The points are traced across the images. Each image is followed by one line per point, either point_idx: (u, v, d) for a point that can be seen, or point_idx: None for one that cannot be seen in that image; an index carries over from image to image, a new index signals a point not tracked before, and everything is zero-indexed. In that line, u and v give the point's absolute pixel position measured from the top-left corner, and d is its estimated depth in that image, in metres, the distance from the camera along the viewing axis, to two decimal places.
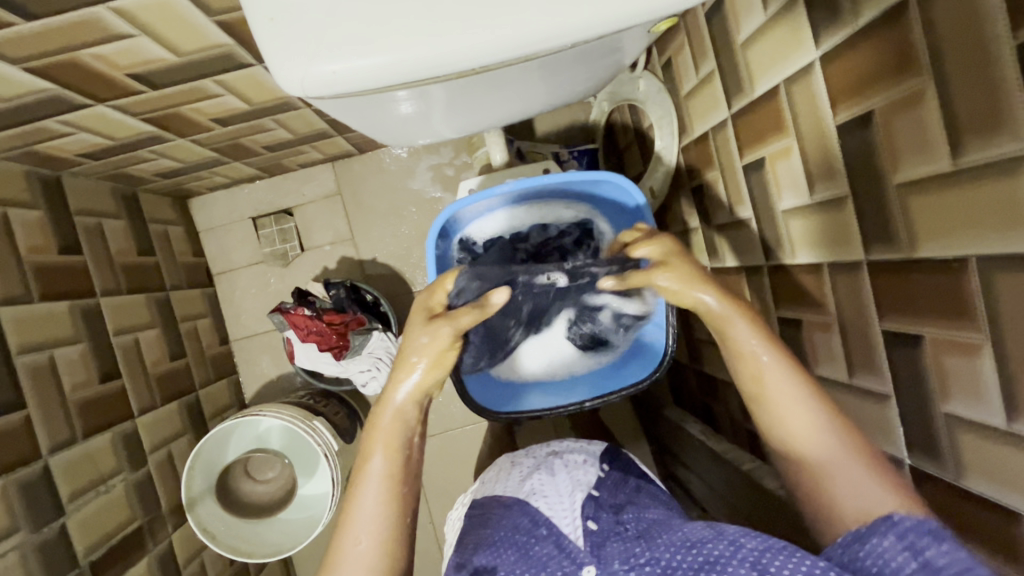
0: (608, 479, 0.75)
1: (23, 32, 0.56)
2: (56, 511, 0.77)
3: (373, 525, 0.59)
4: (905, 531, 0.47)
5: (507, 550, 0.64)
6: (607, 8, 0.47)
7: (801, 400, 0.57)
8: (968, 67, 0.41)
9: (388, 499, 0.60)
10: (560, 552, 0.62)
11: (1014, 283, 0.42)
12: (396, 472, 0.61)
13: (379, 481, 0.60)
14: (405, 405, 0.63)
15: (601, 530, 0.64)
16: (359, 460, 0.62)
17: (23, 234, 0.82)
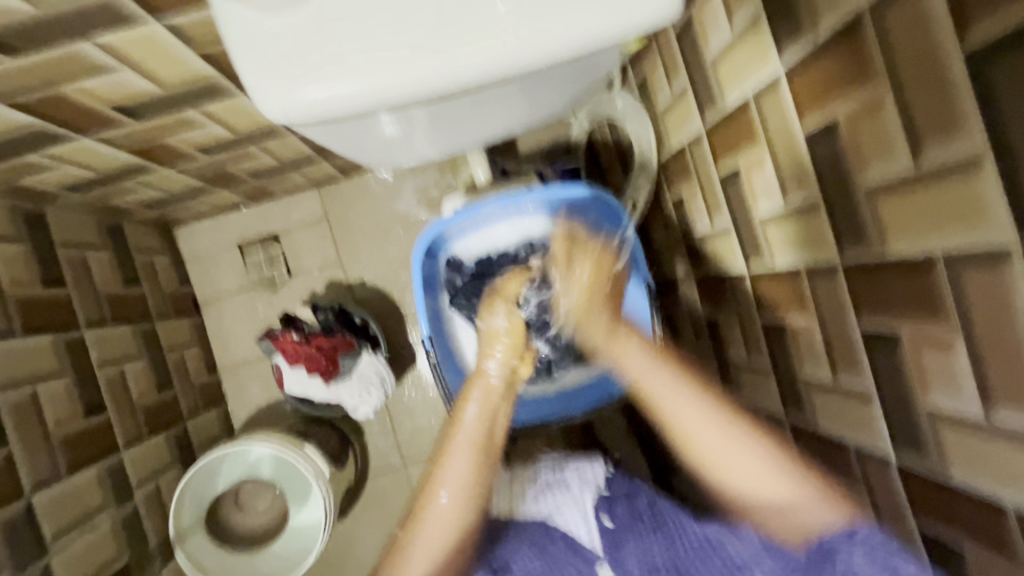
0: (617, 477, 0.76)
1: (6, 68, 0.56)
2: (40, 551, 0.75)
3: (460, 486, 0.63)
4: (872, 546, 0.49)
5: (526, 552, 0.66)
6: (579, 30, 0.49)
7: (713, 423, 0.60)
8: (922, 73, 0.43)
9: (475, 462, 0.64)
10: (578, 555, 0.66)
11: (979, 278, 0.43)
12: (484, 437, 0.66)
13: (471, 442, 0.65)
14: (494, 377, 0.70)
15: (617, 526, 0.68)
16: (450, 422, 0.67)
17: (5, 268, 0.82)
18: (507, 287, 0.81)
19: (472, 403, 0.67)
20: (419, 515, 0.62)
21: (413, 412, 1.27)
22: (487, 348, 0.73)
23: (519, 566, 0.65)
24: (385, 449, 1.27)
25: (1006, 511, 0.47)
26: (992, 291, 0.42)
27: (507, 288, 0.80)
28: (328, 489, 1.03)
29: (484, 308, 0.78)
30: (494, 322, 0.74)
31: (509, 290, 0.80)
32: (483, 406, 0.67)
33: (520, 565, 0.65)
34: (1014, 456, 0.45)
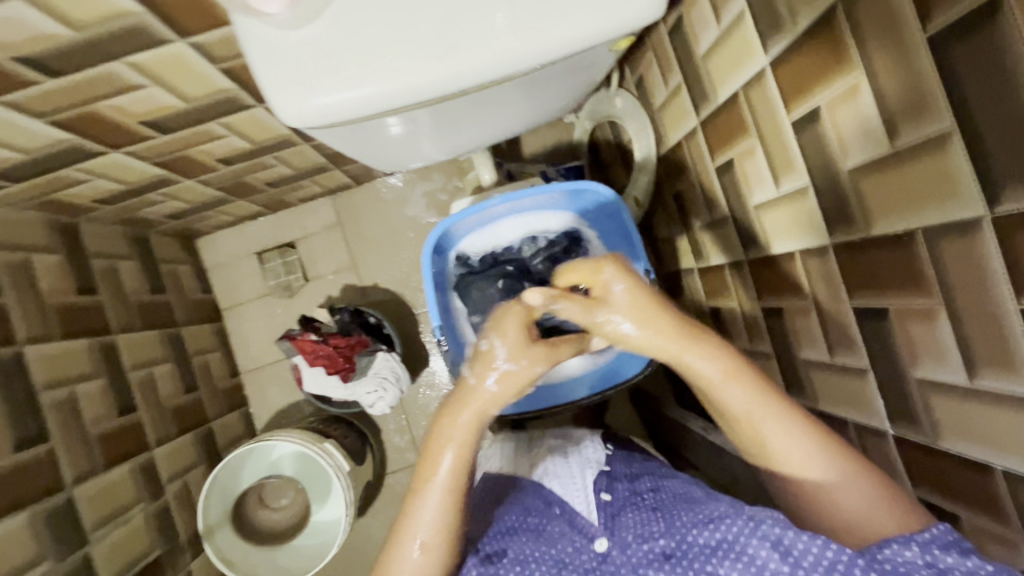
0: (617, 455, 0.77)
1: (47, 88, 0.62)
2: (80, 541, 0.80)
3: (434, 533, 0.60)
4: (929, 544, 0.48)
5: (520, 533, 0.66)
6: (570, 32, 0.53)
7: (775, 422, 0.57)
8: (892, 57, 0.46)
9: (446, 513, 0.60)
10: (571, 525, 0.65)
11: (955, 247, 0.46)
12: (463, 482, 0.61)
13: (445, 491, 0.60)
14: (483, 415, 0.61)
15: (615, 501, 0.66)
16: (422, 468, 0.61)
17: (44, 277, 0.87)
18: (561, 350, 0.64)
19: (450, 449, 0.60)
20: (388, 564, 0.60)
21: (428, 411, 1.30)
22: (482, 370, 0.61)
23: (513, 552, 0.64)
24: (402, 448, 1.30)
25: (994, 472, 0.49)
26: (968, 258, 0.45)
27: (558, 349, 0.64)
28: (347, 483, 1.06)
29: (490, 349, 0.61)
30: (531, 369, 0.61)
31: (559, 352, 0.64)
32: (460, 449, 0.60)
33: (513, 551, 0.64)
34: (998, 417, 0.47)
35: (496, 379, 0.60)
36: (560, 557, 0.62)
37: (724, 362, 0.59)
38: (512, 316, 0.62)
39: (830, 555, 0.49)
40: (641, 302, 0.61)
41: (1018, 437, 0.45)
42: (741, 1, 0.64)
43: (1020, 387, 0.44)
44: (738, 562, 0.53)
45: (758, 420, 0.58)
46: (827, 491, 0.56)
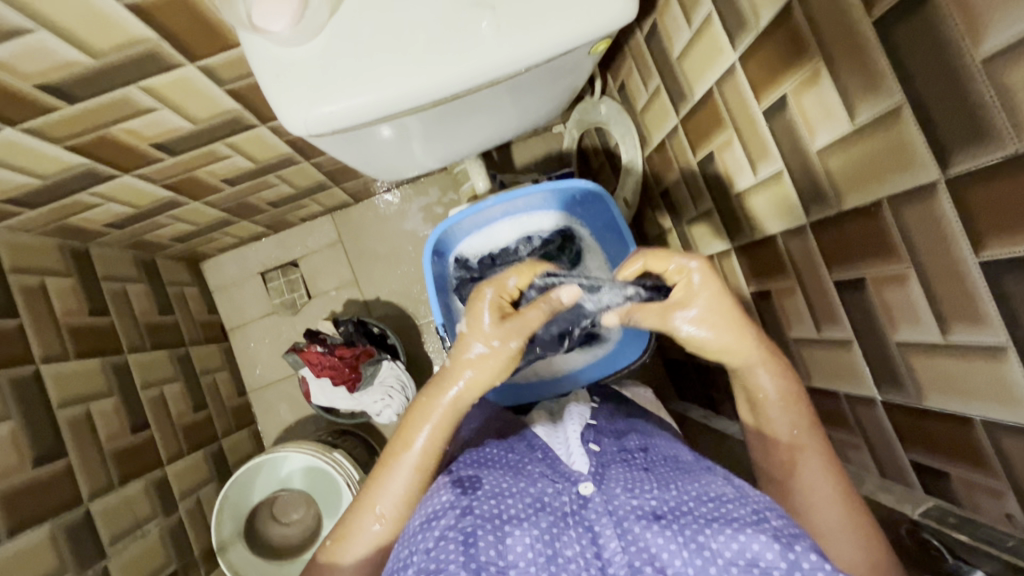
0: (603, 410, 0.79)
1: (66, 115, 0.66)
2: (98, 554, 0.82)
3: (395, 507, 0.62)
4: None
5: (496, 468, 0.62)
6: (549, 36, 0.57)
7: (821, 459, 0.58)
8: (845, 41, 0.50)
9: (414, 487, 0.62)
10: (554, 472, 0.61)
11: (917, 212, 0.49)
12: (432, 464, 0.62)
13: (414, 468, 0.61)
14: (460, 400, 0.61)
15: (604, 453, 0.65)
16: (393, 446, 0.62)
17: (58, 299, 0.91)
18: (531, 311, 0.61)
19: (425, 427, 0.61)
20: (349, 530, 0.62)
21: None
22: (459, 355, 0.60)
23: (489, 482, 0.59)
24: None
25: (973, 423, 0.51)
26: (930, 221, 0.48)
27: (529, 313, 0.61)
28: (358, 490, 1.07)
29: (467, 326, 0.61)
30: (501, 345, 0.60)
31: (532, 320, 0.61)
32: (435, 429, 0.61)
33: (489, 482, 0.59)
34: (973, 369, 0.49)
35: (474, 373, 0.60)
36: (539, 498, 0.57)
37: (783, 387, 0.60)
38: (480, 300, 0.61)
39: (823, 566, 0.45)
40: (720, 310, 0.58)
41: (994, 386, 0.48)
42: (708, 4, 0.68)
43: (989, 337, 0.47)
44: (732, 540, 0.48)
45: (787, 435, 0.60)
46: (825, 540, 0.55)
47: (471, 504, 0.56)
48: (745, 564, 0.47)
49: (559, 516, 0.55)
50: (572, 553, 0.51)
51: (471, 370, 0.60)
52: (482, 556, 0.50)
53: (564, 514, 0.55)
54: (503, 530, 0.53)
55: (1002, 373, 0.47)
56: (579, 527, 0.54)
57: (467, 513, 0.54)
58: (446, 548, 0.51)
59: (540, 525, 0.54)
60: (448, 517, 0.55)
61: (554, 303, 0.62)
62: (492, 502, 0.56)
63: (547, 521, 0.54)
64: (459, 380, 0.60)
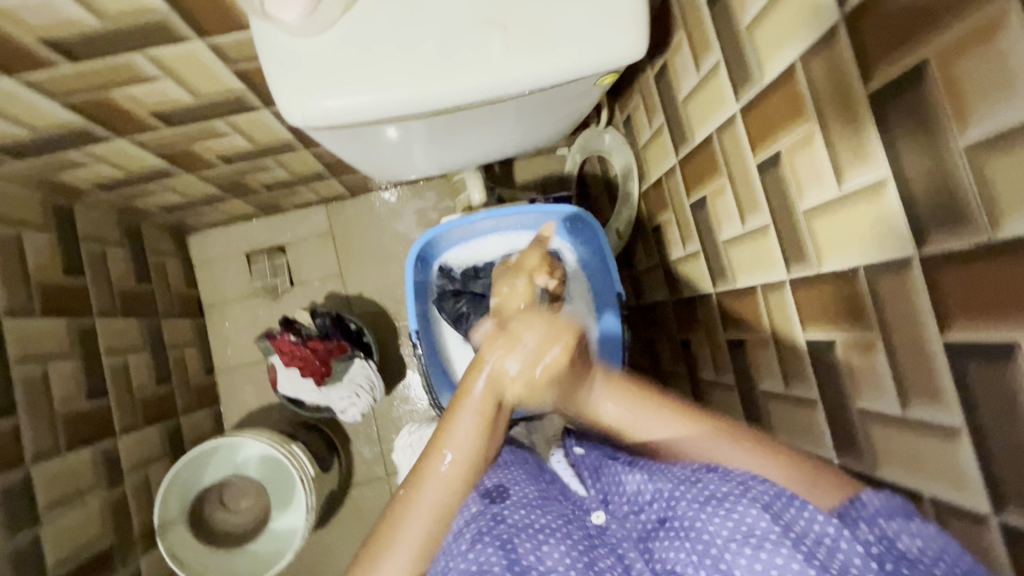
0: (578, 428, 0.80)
1: (66, 72, 0.65)
2: (31, 520, 0.79)
3: (469, 451, 0.55)
4: (875, 517, 0.45)
5: (515, 476, 0.62)
6: (557, 64, 0.58)
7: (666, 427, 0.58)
8: (842, 111, 0.51)
9: (488, 431, 0.56)
10: (565, 496, 0.62)
11: (890, 284, 0.50)
12: (497, 407, 0.57)
13: (490, 406, 0.56)
14: (530, 334, 0.60)
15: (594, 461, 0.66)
16: (464, 381, 0.57)
17: (33, 254, 0.89)
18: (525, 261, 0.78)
19: (497, 363, 0.57)
20: (418, 476, 0.54)
21: (400, 425, 1.30)
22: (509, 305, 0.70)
23: (515, 494, 0.59)
24: (370, 460, 1.29)
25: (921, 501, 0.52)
26: (901, 295, 0.49)
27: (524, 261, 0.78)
28: (310, 488, 1.04)
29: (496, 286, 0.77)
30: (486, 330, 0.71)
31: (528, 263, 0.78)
32: (515, 363, 0.57)
33: (515, 493, 0.59)
34: (926, 445, 0.50)
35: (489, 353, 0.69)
36: (563, 513, 0.57)
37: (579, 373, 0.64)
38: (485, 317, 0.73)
39: (819, 529, 0.44)
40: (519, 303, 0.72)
41: (943, 464, 0.49)
42: (716, 53, 0.70)
43: (944, 417, 0.47)
44: (726, 520, 0.47)
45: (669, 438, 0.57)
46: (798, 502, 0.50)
47: (502, 513, 0.55)
48: (741, 536, 0.45)
49: (585, 534, 0.55)
50: (605, 565, 0.52)
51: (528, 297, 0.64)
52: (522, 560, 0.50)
53: (588, 537, 0.55)
54: (536, 538, 0.52)
55: (954, 454, 0.47)
56: (606, 550, 0.54)
57: (497, 521, 0.54)
58: (483, 550, 0.51)
59: (572, 536, 0.54)
60: (474, 528, 0.54)
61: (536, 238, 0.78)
62: (522, 512, 0.55)
63: (578, 535, 0.54)
64: (485, 366, 0.57)
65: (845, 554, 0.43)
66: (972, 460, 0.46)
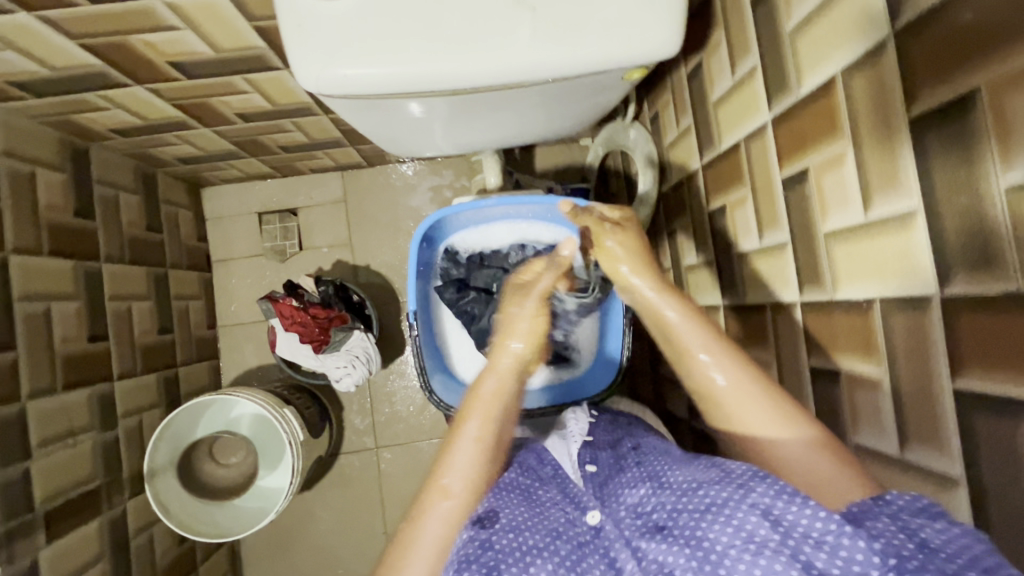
0: (599, 425, 0.74)
1: (85, 12, 0.64)
2: (23, 454, 0.81)
3: (464, 482, 0.60)
4: (899, 513, 0.43)
5: (508, 494, 0.60)
6: (584, 53, 0.56)
7: (757, 397, 0.57)
8: (879, 132, 0.48)
9: (479, 461, 0.61)
10: (563, 496, 0.60)
11: (905, 320, 0.48)
12: (490, 440, 0.62)
13: (477, 442, 0.61)
14: (507, 370, 0.66)
15: (601, 472, 0.62)
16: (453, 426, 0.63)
17: (44, 192, 0.89)
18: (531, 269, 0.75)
19: (479, 408, 0.63)
20: (419, 511, 0.58)
21: (393, 399, 1.31)
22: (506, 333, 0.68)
23: (505, 514, 0.57)
24: (361, 430, 1.30)
25: None
26: (915, 334, 0.47)
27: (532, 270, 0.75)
28: (298, 452, 1.06)
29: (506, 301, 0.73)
30: (520, 312, 0.70)
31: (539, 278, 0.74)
32: (489, 409, 0.63)
33: (505, 513, 0.57)
34: (921, 490, 0.48)
35: (521, 341, 0.68)
36: (554, 526, 0.56)
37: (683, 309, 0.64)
38: (512, 296, 0.72)
39: (819, 526, 0.43)
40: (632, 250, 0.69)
41: None
42: (755, 57, 0.66)
43: (943, 465, 0.46)
44: (727, 526, 0.46)
45: (699, 353, 0.61)
46: (817, 484, 0.52)
47: (491, 538, 0.54)
48: (742, 542, 0.45)
49: (574, 545, 0.54)
50: None
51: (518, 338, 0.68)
52: None
53: (581, 543, 0.54)
54: (524, 561, 0.52)
55: (950, 504, 0.46)
56: (597, 554, 0.53)
57: (485, 548, 0.53)
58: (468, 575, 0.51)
59: (559, 553, 0.53)
60: (461, 555, 0.53)
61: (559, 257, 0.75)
62: (511, 537, 0.54)
63: (567, 548, 0.54)
64: (477, 411, 0.63)
65: (848, 551, 0.41)
66: (967, 513, 0.44)
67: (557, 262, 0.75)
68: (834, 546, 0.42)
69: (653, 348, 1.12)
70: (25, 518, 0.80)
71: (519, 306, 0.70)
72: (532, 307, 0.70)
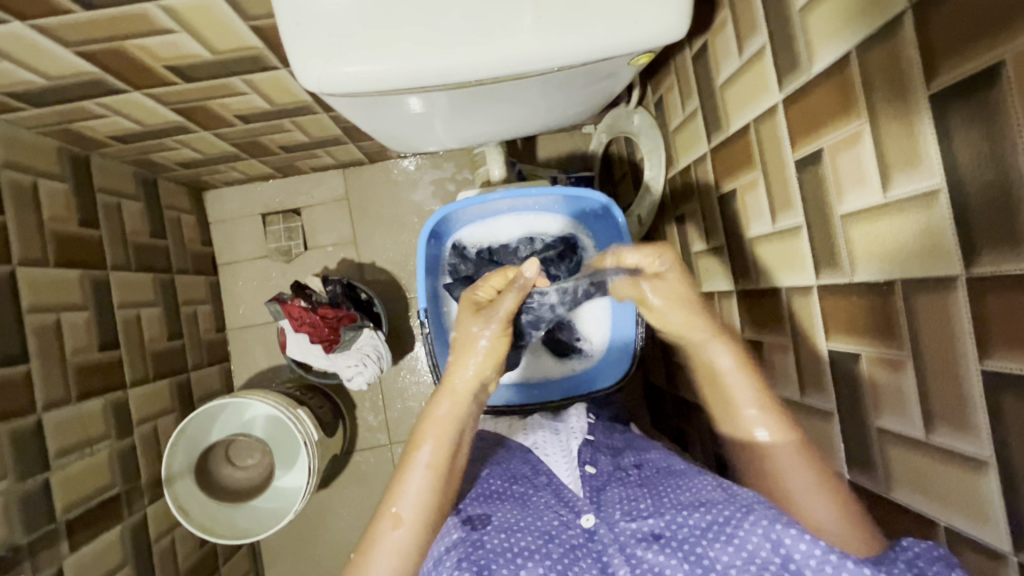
0: (598, 425, 0.79)
1: (78, 19, 0.63)
2: (42, 465, 0.81)
3: (414, 511, 0.62)
4: (914, 560, 0.46)
5: (503, 499, 0.66)
6: (589, 41, 0.55)
7: (790, 447, 0.63)
8: (896, 111, 0.47)
9: (434, 487, 0.64)
10: (558, 500, 0.66)
11: (928, 302, 0.47)
12: (444, 464, 0.65)
13: (428, 470, 0.64)
14: (461, 391, 0.69)
15: (599, 474, 0.69)
16: (405, 453, 0.66)
17: (47, 202, 0.89)
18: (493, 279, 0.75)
19: (428, 437, 0.65)
20: (368, 543, 0.61)
21: (405, 395, 1.31)
22: (464, 354, 0.70)
23: (497, 518, 0.63)
24: (374, 427, 1.31)
25: (939, 527, 0.50)
26: (939, 315, 0.46)
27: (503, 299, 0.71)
28: (314, 452, 1.06)
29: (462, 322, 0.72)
30: (479, 334, 0.70)
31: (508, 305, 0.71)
32: (438, 438, 0.66)
33: (497, 517, 0.63)
34: (948, 473, 0.48)
35: (479, 362, 0.69)
36: (548, 529, 0.62)
37: (733, 356, 0.69)
38: (466, 315, 0.73)
39: (815, 553, 0.51)
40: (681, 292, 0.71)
41: (966, 496, 0.46)
42: (763, 35, 0.64)
43: (971, 447, 0.45)
44: (728, 546, 0.55)
45: (749, 409, 0.67)
46: (820, 527, 0.58)
47: (482, 539, 0.61)
48: (744, 561, 0.54)
49: (566, 548, 0.60)
50: None
51: (473, 359, 0.69)
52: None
53: (574, 546, 0.61)
54: (516, 561, 0.58)
55: (979, 486, 0.45)
56: (590, 557, 0.60)
57: (476, 547, 0.60)
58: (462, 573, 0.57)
59: (551, 556, 0.59)
60: (456, 553, 0.60)
61: (523, 281, 0.72)
62: (503, 537, 0.61)
63: (558, 552, 0.59)
64: (427, 437, 0.65)
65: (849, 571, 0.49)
66: (997, 496, 0.44)
67: (523, 284, 0.72)
68: (837, 566, 0.50)
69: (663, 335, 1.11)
70: (48, 528, 0.81)
71: (477, 327, 0.70)
72: (495, 329, 0.70)
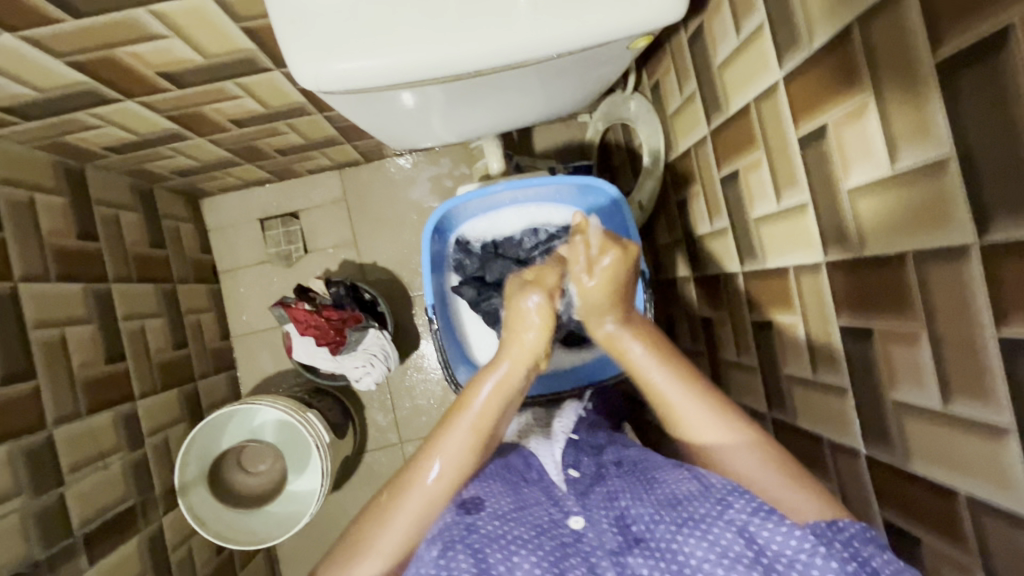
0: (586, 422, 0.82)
1: (68, 28, 0.62)
2: (55, 481, 0.81)
3: (454, 467, 0.62)
4: (851, 539, 0.50)
5: (495, 484, 0.64)
6: (586, 26, 0.54)
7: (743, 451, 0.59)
8: (902, 82, 0.47)
9: (472, 447, 0.63)
10: (547, 497, 0.63)
11: (942, 273, 0.47)
12: (487, 425, 0.64)
13: (471, 428, 0.63)
14: (515, 369, 0.66)
15: (583, 478, 0.67)
16: (461, 396, 0.65)
17: (45, 217, 0.88)
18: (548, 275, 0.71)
19: (485, 384, 0.65)
20: (404, 483, 0.61)
21: (413, 394, 1.31)
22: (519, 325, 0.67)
23: (490, 503, 0.61)
24: (383, 427, 1.31)
25: (959, 496, 0.50)
26: (953, 285, 0.46)
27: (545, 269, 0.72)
28: (326, 455, 1.05)
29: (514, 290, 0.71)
30: (526, 304, 0.67)
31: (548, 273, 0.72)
32: (495, 389, 0.65)
33: (490, 501, 0.61)
34: (966, 442, 0.48)
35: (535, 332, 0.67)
36: (539, 522, 0.59)
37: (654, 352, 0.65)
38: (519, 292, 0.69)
39: (793, 545, 0.50)
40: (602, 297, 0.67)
41: (988, 464, 0.46)
42: (761, 13, 0.64)
43: (990, 415, 0.45)
44: (703, 542, 0.53)
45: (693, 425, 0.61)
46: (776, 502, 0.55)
47: (475, 522, 0.58)
48: (716, 557, 0.52)
49: (557, 543, 0.57)
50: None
51: (530, 325, 0.67)
52: (490, 561, 0.55)
53: (563, 543, 0.57)
54: (507, 549, 0.56)
55: (1000, 454, 0.45)
56: (578, 556, 0.56)
57: (468, 531, 0.57)
58: (456, 556, 0.55)
59: (543, 548, 0.56)
60: (446, 536, 0.57)
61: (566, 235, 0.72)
62: (496, 523, 0.58)
63: (550, 545, 0.57)
64: (485, 383, 0.65)
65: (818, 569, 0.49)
66: (1020, 462, 0.43)
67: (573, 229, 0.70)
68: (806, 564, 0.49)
69: (669, 321, 1.11)
70: (65, 543, 0.80)
71: (526, 298, 0.67)
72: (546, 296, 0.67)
